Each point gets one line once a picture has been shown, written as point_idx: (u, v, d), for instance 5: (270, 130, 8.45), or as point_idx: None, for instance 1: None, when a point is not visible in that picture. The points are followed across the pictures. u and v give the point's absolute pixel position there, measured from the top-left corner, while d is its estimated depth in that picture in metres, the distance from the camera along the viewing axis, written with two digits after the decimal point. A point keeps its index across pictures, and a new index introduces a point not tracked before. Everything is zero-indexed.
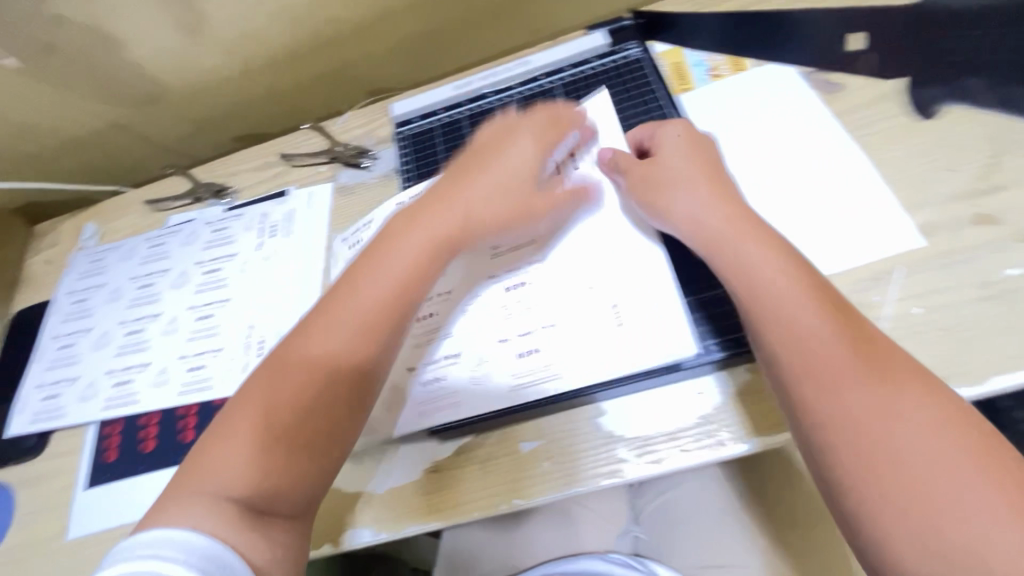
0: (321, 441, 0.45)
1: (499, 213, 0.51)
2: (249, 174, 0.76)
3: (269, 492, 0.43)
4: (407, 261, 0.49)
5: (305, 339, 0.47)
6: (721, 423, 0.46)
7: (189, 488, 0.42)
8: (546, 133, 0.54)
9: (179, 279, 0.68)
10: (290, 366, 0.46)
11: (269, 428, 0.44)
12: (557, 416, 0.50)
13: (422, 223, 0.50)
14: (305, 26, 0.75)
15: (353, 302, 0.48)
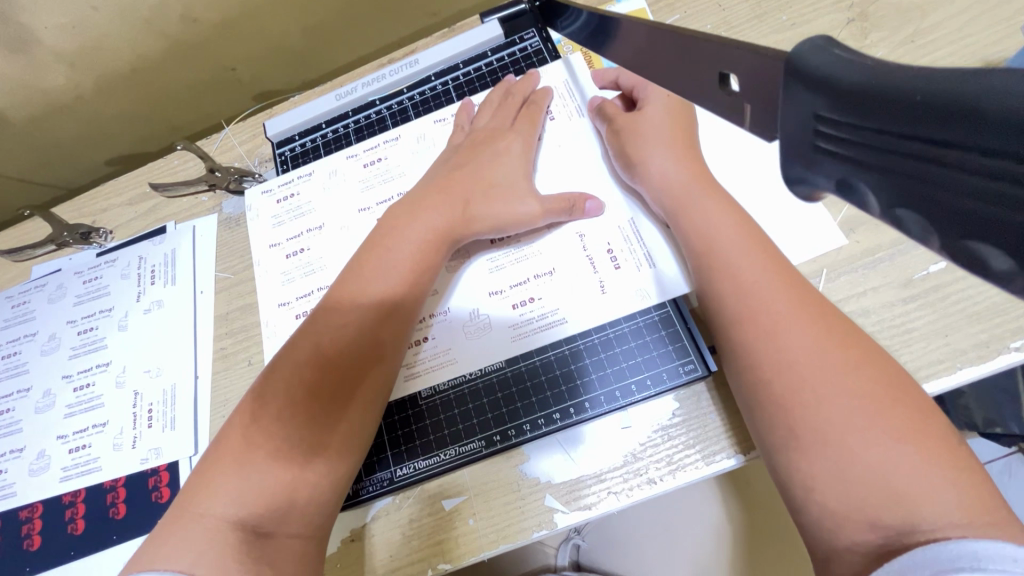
0: (325, 433, 0.40)
1: (501, 200, 0.48)
2: (119, 209, 0.66)
3: (281, 507, 0.38)
4: (403, 242, 0.46)
5: (353, 283, 0.45)
6: (650, 458, 0.43)
7: (184, 524, 0.37)
8: (529, 109, 0.51)
9: (50, 344, 0.60)
10: (344, 309, 0.44)
11: (284, 421, 0.40)
12: (477, 468, 0.45)
13: (429, 214, 0.47)
14: (161, 30, 0.64)
15: (370, 281, 0.45)
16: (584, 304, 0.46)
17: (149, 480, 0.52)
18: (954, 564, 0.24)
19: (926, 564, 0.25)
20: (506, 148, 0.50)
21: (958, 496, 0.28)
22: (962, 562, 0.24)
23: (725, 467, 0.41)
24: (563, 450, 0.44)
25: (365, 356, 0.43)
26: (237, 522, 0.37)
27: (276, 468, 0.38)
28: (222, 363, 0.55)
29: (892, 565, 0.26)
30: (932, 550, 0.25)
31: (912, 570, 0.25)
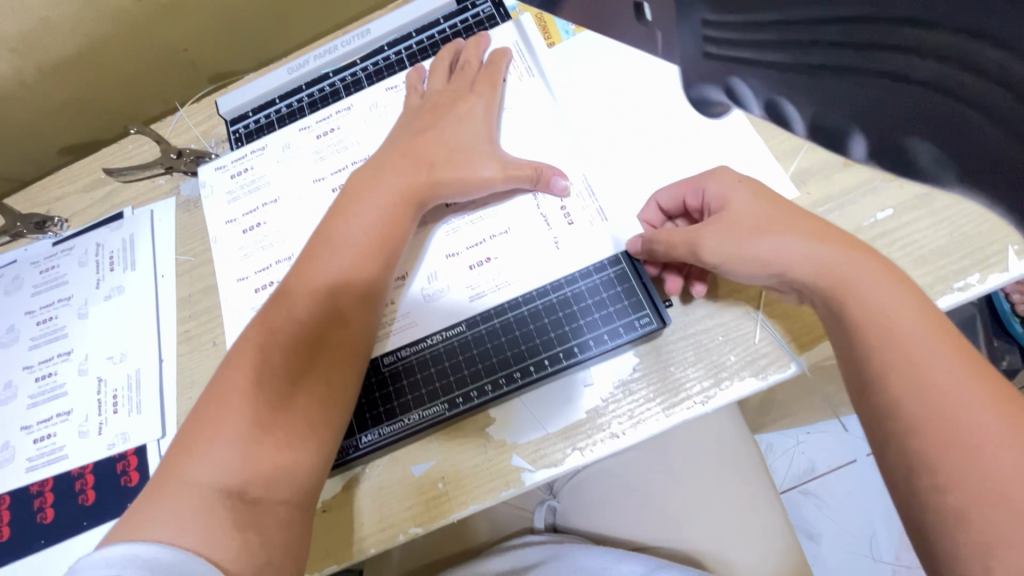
0: (298, 400, 0.40)
1: (462, 162, 0.48)
2: (74, 197, 0.64)
3: (265, 477, 0.38)
4: (368, 210, 0.46)
5: (314, 255, 0.45)
6: (613, 412, 0.44)
7: (162, 500, 0.36)
8: (488, 72, 0.51)
9: (8, 336, 0.58)
10: (313, 280, 0.44)
11: (261, 392, 0.39)
12: (444, 431, 0.46)
13: (391, 179, 0.47)
14: (106, 11, 0.62)
15: (337, 252, 0.45)
16: (541, 264, 0.47)
17: (118, 465, 0.51)
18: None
19: None
20: (467, 110, 0.50)
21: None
22: None
23: (684, 418, 0.42)
24: (531, 413, 0.45)
25: (335, 320, 0.43)
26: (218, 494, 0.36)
27: (257, 438, 0.38)
28: (186, 345, 0.54)
29: None
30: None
31: None
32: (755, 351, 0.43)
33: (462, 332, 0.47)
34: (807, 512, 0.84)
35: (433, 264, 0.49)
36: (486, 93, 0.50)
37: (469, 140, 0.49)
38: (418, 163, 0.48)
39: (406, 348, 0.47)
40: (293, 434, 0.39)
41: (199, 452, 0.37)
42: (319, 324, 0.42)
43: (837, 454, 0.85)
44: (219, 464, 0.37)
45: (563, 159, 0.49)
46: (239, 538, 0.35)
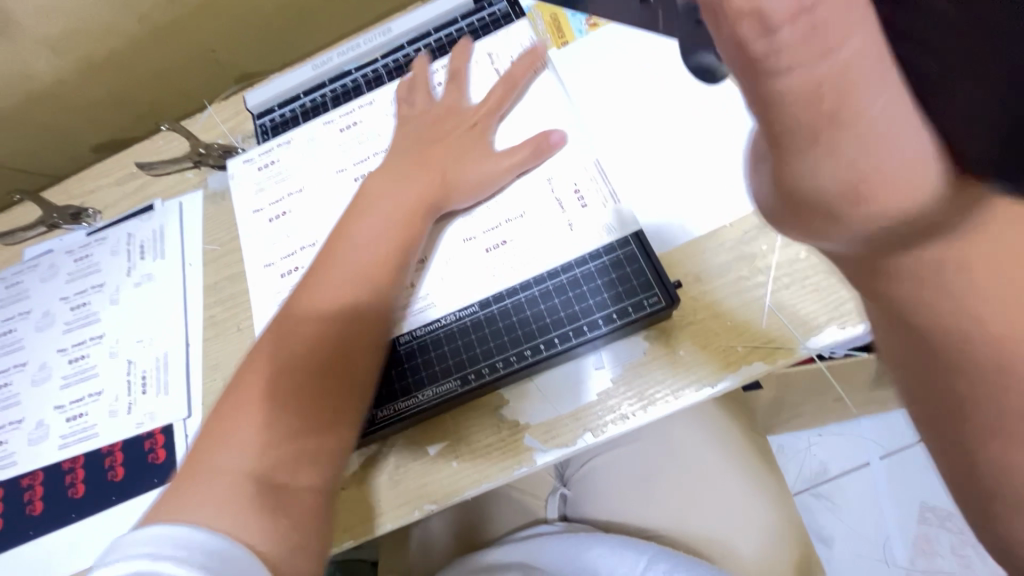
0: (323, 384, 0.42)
1: (474, 160, 0.51)
2: (107, 190, 0.67)
3: (291, 460, 0.40)
4: (390, 206, 0.48)
5: (339, 245, 0.47)
6: (624, 394, 0.45)
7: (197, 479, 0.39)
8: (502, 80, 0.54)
9: (44, 320, 0.61)
10: (339, 271, 0.46)
11: (290, 375, 0.42)
12: (459, 412, 0.47)
13: (410, 184, 0.50)
14: (141, 12, 0.65)
15: (361, 245, 0.47)
16: (549, 249, 0.48)
17: (145, 443, 0.53)
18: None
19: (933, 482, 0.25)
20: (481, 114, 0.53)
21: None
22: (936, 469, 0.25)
23: (695, 399, 0.44)
24: (543, 394, 0.46)
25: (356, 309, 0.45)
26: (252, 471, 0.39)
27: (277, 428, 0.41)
28: (213, 329, 0.57)
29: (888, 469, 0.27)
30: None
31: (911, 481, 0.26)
32: (762, 333, 0.44)
33: (476, 311, 0.48)
34: (820, 519, 0.99)
35: (449, 251, 0.51)
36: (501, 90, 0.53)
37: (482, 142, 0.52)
38: (436, 159, 0.51)
39: (420, 325, 0.49)
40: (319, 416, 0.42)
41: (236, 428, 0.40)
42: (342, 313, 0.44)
43: (854, 457, 1.00)
44: (252, 446, 0.40)
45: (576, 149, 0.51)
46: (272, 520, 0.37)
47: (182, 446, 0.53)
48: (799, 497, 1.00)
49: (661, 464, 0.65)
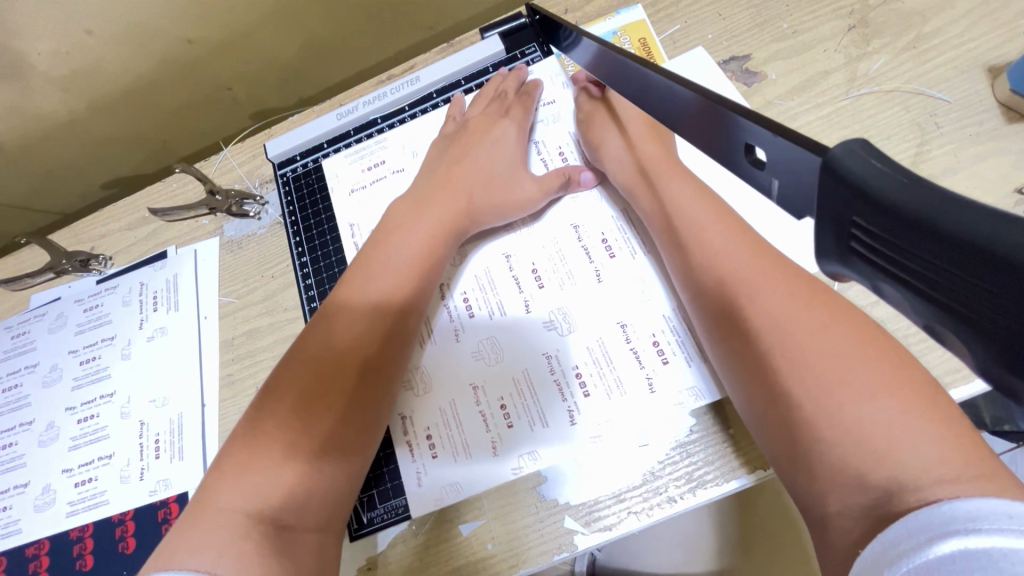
0: (338, 412, 0.40)
1: (503, 188, 0.49)
2: (119, 235, 0.65)
3: (313, 495, 0.38)
4: (416, 233, 0.46)
5: (362, 266, 0.46)
6: (670, 476, 0.42)
7: (214, 510, 0.36)
8: (524, 99, 0.52)
9: (52, 375, 0.58)
10: (360, 290, 0.44)
11: (305, 405, 0.40)
12: (493, 492, 0.44)
13: (438, 204, 0.48)
14: (156, 52, 0.63)
15: (386, 270, 0.45)
16: (586, 291, 0.47)
17: (158, 512, 0.51)
18: (946, 528, 0.24)
19: (920, 531, 0.24)
20: (500, 133, 0.51)
21: (939, 441, 0.28)
22: (956, 524, 0.23)
23: (746, 483, 0.41)
24: (582, 475, 0.43)
25: (381, 333, 0.43)
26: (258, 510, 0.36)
27: (299, 457, 0.38)
28: (229, 389, 0.54)
29: (885, 536, 0.26)
30: (918, 517, 0.25)
31: (907, 539, 0.25)
32: None
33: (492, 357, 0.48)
34: None
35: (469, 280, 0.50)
36: (525, 115, 0.52)
37: (511, 166, 0.50)
38: (463, 181, 0.50)
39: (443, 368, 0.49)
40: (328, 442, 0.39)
41: (247, 458, 0.38)
42: (363, 337, 0.42)
43: None
44: (257, 480, 0.37)
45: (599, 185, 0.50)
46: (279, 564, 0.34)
47: None
48: None
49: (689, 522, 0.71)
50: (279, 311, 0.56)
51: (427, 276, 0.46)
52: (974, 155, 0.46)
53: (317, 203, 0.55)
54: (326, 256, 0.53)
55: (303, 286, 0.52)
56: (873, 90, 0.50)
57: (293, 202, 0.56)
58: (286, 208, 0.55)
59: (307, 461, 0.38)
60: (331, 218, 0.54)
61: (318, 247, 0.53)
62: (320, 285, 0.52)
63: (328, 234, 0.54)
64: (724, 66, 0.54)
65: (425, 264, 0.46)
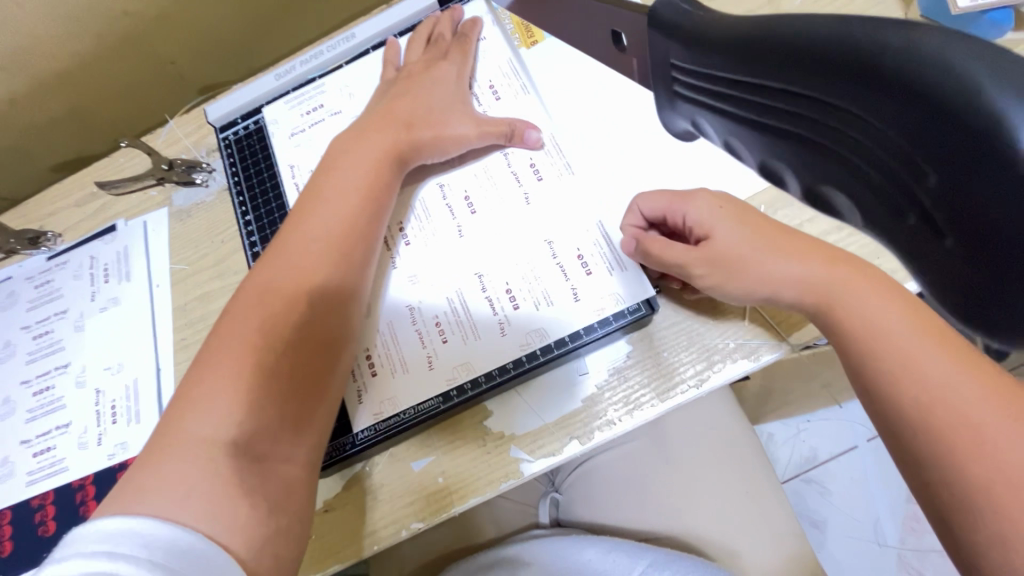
0: (287, 344, 0.40)
1: (439, 124, 0.49)
2: (68, 212, 0.64)
3: (271, 428, 0.37)
4: (358, 166, 0.46)
5: (309, 201, 0.45)
6: (609, 399, 0.44)
7: (166, 451, 0.35)
8: (461, 43, 0.53)
9: (5, 352, 0.58)
10: (305, 222, 0.44)
11: (251, 336, 0.39)
12: (442, 427, 0.46)
13: (374, 136, 0.48)
14: (95, 27, 0.63)
15: (329, 205, 0.45)
16: (516, 215, 0.47)
17: (119, 474, 0.51)
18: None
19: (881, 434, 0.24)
20: (438, 73, 0.51)
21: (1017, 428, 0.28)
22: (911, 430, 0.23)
23: (679, 402, 0.43)
24: (527, 403, 0.45)
25: (327, 264, 0.43)
26: (206, 449, 0.35)
27: (243, 389, 0.37)
28: (184, 353, 0.55)
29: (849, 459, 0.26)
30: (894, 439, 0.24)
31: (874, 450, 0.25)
32: (743, 332, 0.43)
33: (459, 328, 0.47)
34: (810, 500, 1.01)
35: (411, 218, 0.50)
36: (460, 55, 0.52)
37: (443, 100, 0.51)
38: (394, 111, 0.50)
39: None
40: (274, 370, 0.39)
41: (192, 390, 0.37)
42: (310, 269, 0.42)
43: (839, 441, 1.02)
44: (206, 418, 0.36)
45: (533, 120, 0.50)
46: (248, 504, 0.34)
47: None
48: (787, 486, 1.02)
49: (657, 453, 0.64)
50: (230, 274, 0.57)
51: (370, 210, 0.45)
52: None
53: (259, 162, 0.55)
54: (270, 211, 0.53)
55: (246, 240, 0.53)
56: None
57: (236, 163, 0.56)
58: (230, 169, 0.56)
59: (251, 391, 0.37)
60: (274, 174, 0.54)
61: (262, 205, 0.54)
62: (264, 238, 0.53)
63: (271, 191, 0.54)
64: None
65: (370, 200, 0.46)
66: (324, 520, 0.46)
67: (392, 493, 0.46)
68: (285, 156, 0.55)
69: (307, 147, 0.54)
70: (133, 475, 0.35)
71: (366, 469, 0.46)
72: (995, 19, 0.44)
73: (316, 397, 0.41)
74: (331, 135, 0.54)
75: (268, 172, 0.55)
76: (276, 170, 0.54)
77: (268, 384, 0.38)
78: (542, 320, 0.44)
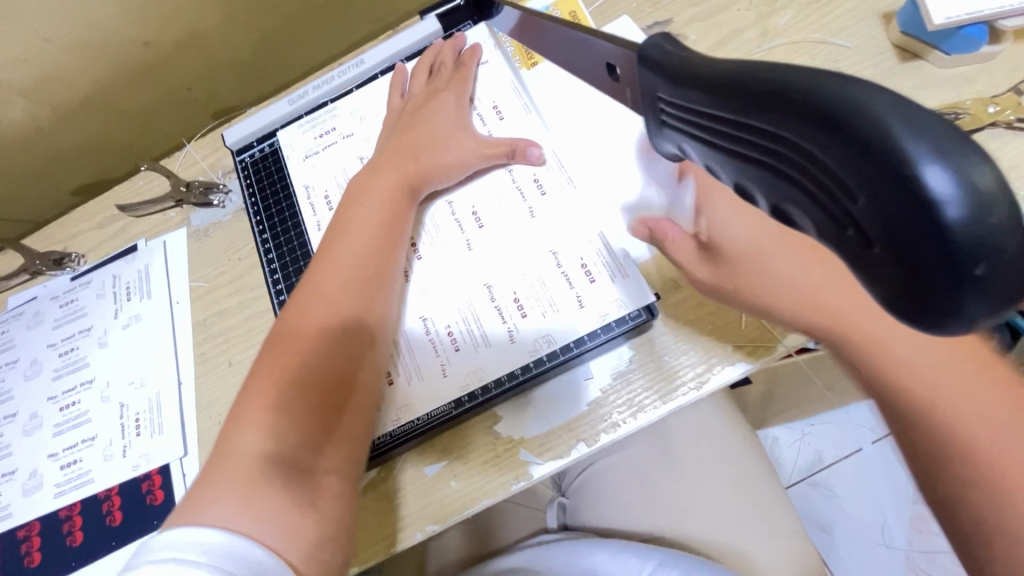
0: (320, 367, 0.43)
1: (445, 147, 0.52)
2: (90, 233, 0.67)
3: (314, 442, 0.41)
4: (377, 195, 0.50)
5: (336, 230, 0.49)
6: (613, 403, 0.46)
7: (220, 468, 0.39)
8: (460, 71, 0.56)
9: (33, 369, 0.61)
10: (333, 251, 0.48)
11: (289, 359, 0.43)
12: (453, 433, 0.48)
13: (389, 164, 0.51)
14: (116, 57, 0.66)
15: (353, 234, 0.48)
16: (521, 228, 0.50)
17: (143, 484, 0.53)
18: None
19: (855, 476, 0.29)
20: (444, 97, 0.54)
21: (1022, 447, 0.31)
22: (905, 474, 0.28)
23: (681, 403, 0.45)
24: (536, 408, 0.47)
25: (353, 289, 0.46)
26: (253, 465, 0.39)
27: (283, 408, 0.41)
28: (204, 366, 0.57)
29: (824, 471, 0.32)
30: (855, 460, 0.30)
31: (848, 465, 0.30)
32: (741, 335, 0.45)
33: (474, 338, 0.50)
34: (816, 504, 1.02)
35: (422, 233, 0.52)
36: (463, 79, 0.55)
37: (451, 122, 0.54)
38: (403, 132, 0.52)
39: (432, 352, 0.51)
40: (310, 392, 0.42)
41: (243, 411, 0.41)
42: (338, 294, 0.45)
43: (843, 445, 1.03)
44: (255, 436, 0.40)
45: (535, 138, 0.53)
46: (294, 514, 0.38)
47: (179, 488, 0.53)
48: (794, 489, 1.03)
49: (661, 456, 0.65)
50: (247, 290, 0.59)
51: (390, 236, 0.49)
52: None
53: (275, 182, 0.58)
54: (286, 229, 0.56)
55: (263, 257, 0.55)
56: (780, 43, 0.54)
57: (252, 184, 0.59)
58: (247, 190, 0.59)
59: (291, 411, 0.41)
60: (289, 193, 0.57)
61: (277, 223, 0.57)
62: (281, 254, 0.55)
63: (286, 210, 0.57)
64: (649, 30, 0.57)
65: (391, 227, 0.49)
66: None
67: (407, 497, 0.47)
68: (300, 176, 0.57)
69: (320, 167, 0.57)
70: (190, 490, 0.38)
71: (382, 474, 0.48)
72: (970, 34, 0.47)
73: (349, 414, 0.43)
74: (343, 156, 0.57)
75: (283, 191, 0.57)
76: (291, 189, 0.57)
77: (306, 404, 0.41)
78: (548, 327, 0.46)
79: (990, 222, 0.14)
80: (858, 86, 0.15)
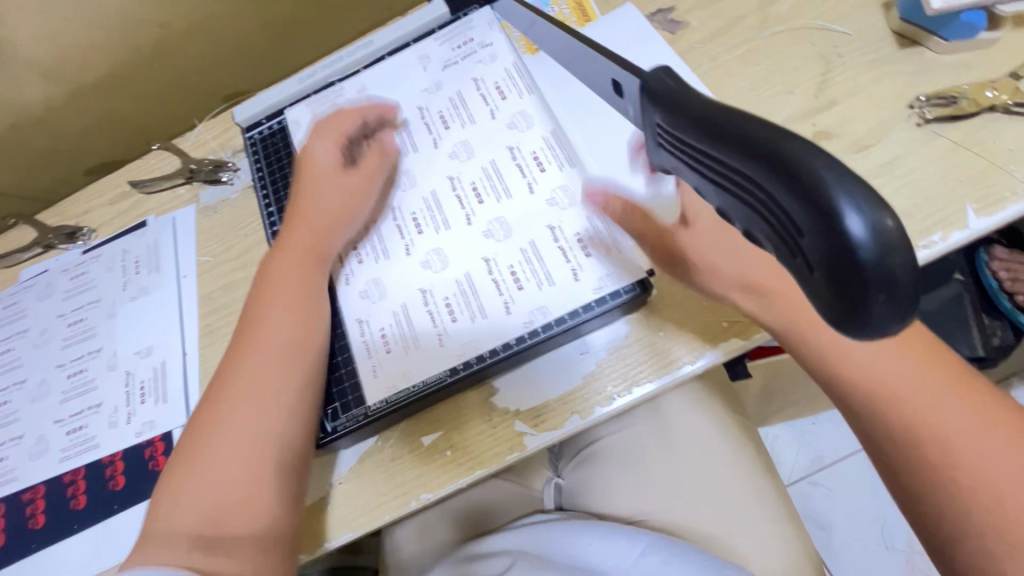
0: (260, 388, 0.44)
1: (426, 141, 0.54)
2: (102, 209, 0.69)
3: (258, 455, 0.43)
4: (311, 220, 0.52)
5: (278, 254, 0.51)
6: (608, 376, 0.47)
7: (180, 477, 0.42)
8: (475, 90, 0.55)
9: (42, 338, 0.62)
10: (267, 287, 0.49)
11: (235, 383, 0.45)
12: (449, 403, 0.49)
13: (330, 180, 0.53)
14: (132, 37, 0.68)
15: (295, 257, 0.50)
16: (519, 203, 0.51)
17: (146, 451, 0.55)
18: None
19: None
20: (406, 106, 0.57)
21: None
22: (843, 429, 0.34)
23: (675, 377, 0.46)
24: (532, 380, 0.48)
25: (298, 309, 0.48)
26: (204, 481, 0.41)
27: (232, 427, 0.43)
28: (209, 338, 0.58)
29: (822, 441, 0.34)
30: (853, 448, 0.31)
31: None
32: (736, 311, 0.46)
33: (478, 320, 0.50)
34: (816, 502, 1.02)
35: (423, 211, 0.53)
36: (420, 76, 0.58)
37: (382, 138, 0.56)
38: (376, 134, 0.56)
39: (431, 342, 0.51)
40: (256, 412, 0.44)
41: (202, 431, 0.44)
42: (268, 331, 0.47)
43: (845, 444, 1.03)
44: (206, 456, 0.42)
45: (535, 117, 0.54)
46: (241, 511, 0.41)
47: None
48: (795, 487, 1.03)
49: (661, 441, 0.65)
50: (253, 264, 0.60)
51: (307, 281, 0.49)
52: (871, 79, 0.51)
53: (283, 159, 0.59)
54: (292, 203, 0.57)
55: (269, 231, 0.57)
56: (782, 29, 0.54)
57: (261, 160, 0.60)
58: (257, 168, 0.60)
59: (236, 430, 0.43)
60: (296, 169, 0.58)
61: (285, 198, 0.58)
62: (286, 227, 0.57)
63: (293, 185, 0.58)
64: (651, 17, 0.58)
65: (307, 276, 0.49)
66: (339, 490, 0.48)
67: (404, 466, 0.48)
68: (307, 153, 0.59)
69: None
70: (212, 488, 0.41)
71: (381, 445, 0.49)
72: (969, 19, 0.48)
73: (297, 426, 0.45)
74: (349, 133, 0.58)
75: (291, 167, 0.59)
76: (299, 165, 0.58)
77: (249, 424, 0.43)
78: (544, 299, 0.47)
79: (893, 258, 0.16)
80: (797, 137, 0.17)
